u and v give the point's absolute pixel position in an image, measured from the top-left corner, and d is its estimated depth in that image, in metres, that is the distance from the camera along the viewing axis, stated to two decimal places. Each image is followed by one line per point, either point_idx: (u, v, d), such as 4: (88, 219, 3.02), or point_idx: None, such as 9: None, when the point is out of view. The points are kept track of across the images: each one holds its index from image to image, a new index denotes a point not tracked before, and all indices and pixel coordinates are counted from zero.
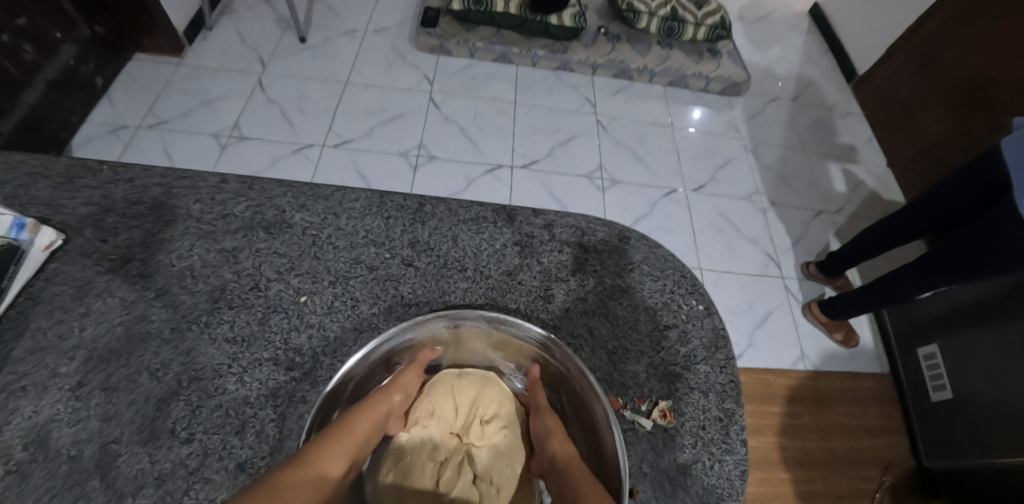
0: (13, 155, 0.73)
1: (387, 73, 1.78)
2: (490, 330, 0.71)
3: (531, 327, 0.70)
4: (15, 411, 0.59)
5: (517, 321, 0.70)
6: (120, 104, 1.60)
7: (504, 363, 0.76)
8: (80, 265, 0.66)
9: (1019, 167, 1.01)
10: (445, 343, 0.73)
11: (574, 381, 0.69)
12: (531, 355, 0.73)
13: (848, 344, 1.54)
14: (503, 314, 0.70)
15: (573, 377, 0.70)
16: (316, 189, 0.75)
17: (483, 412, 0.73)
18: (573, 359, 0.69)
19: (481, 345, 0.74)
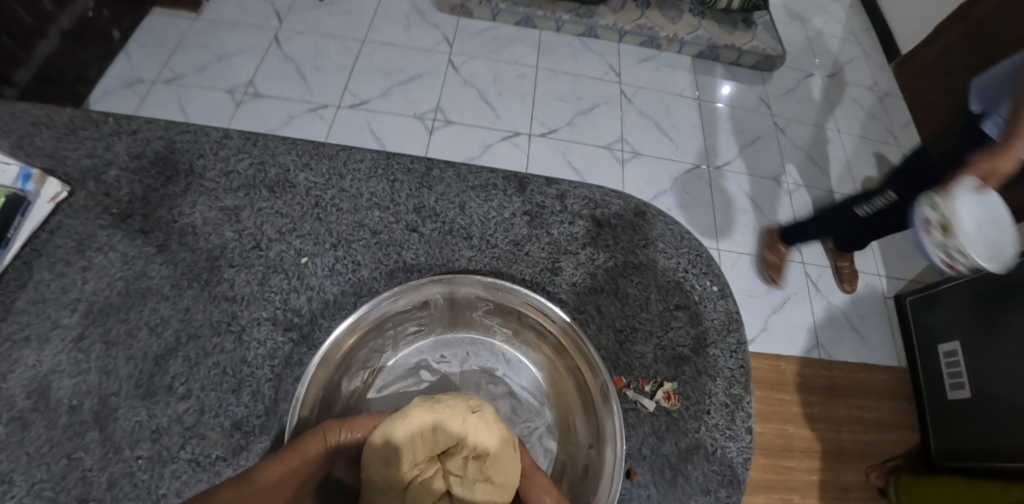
0: (19, 105, 0.72)
1: (406, 33, 1.72)
2: (485, 296, 0.64)
3: (531, 295, 0.62)
4: (17, 361, 0.59)
5: (515, 287, 0.63)
6: (137, 58, 1.59)
7: (501, 329, 0.69)
8: (82, 217, 0.66)
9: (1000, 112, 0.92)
10: (439, 309, 0.66)
11: (573, 355, 0.63)
12: (531, 324, 0.65)
13: (859, 346, 1.51)
14: (500, 280, 0.63)
15: (571, 349, 0.63)
16: (322, 148, 0.73)
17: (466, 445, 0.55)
18: (571, 331, 0.62)
19: (478, 312, 0.67)
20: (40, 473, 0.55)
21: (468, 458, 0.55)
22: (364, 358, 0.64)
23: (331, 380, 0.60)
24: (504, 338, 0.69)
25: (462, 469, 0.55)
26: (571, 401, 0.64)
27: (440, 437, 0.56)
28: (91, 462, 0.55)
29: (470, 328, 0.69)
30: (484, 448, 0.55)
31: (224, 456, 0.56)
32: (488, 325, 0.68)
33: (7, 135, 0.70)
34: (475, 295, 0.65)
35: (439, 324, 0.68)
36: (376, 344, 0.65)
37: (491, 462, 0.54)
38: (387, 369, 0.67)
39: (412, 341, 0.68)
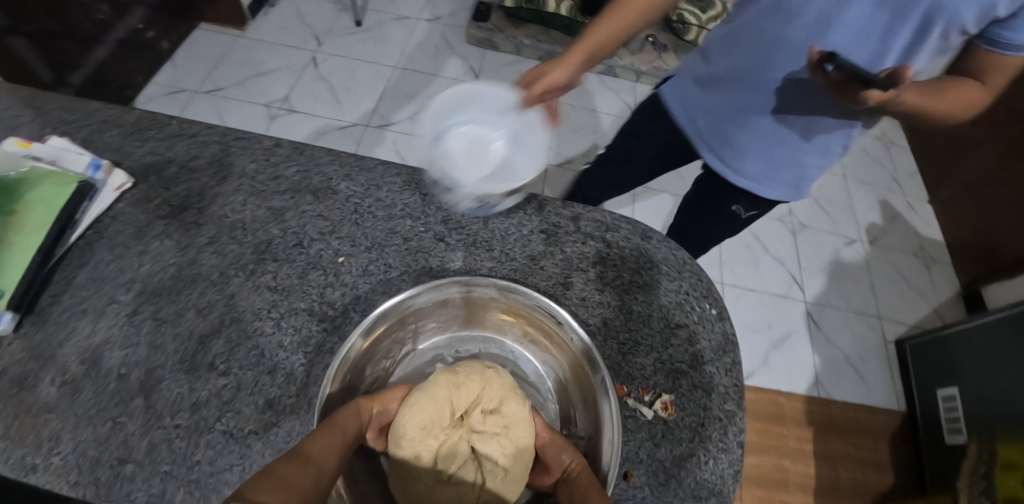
0: (102, 111, 0.82)
1: (435, 61, 1.82)
2: (500, 299, 0.70)
3: (543, 298, 0.67)
4: (74, 330, 0.66)
5: (530, 292, 0.68)
6: (181, 68, 1.69)
7: (512, 329, 0.73)
8: (141, 208, 0.74)
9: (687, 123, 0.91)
10: (456, 307, 0.71)
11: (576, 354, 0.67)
12: (540, 325, 0.70)
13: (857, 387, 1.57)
14: (515, 284, 0.69)
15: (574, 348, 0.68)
16: (361, 160, 0.79)
17: (484, 402, 0.65)
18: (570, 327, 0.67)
19: (491, 312, 0.71)
20: (86, 433, 0.61)
21: (486, 411, 0.65)
22: (384, 352, 0.69)
23: (353, 371, 0.65)
24: (514, 337, 0.73)
25: (483, 422, 0.64)
26: (573, 395, 0.69)
27: (464, 393, 0.65)
28: (133, 427, 0.61)
29: (483, 325, 0.74)
30: (497, 401, 0.65)
31: (256, 430, 0.61)
32: (499, 325, 0.73)
33: (86, 133, 0.81)
34: (491, 297, 0.70)
35: (455, 320, 0.73)
36: (398, 336, 0.70)
37: (506, 411, 0.64)
38: (406, 358, 0.72)
39: (431, 336, 0.73)
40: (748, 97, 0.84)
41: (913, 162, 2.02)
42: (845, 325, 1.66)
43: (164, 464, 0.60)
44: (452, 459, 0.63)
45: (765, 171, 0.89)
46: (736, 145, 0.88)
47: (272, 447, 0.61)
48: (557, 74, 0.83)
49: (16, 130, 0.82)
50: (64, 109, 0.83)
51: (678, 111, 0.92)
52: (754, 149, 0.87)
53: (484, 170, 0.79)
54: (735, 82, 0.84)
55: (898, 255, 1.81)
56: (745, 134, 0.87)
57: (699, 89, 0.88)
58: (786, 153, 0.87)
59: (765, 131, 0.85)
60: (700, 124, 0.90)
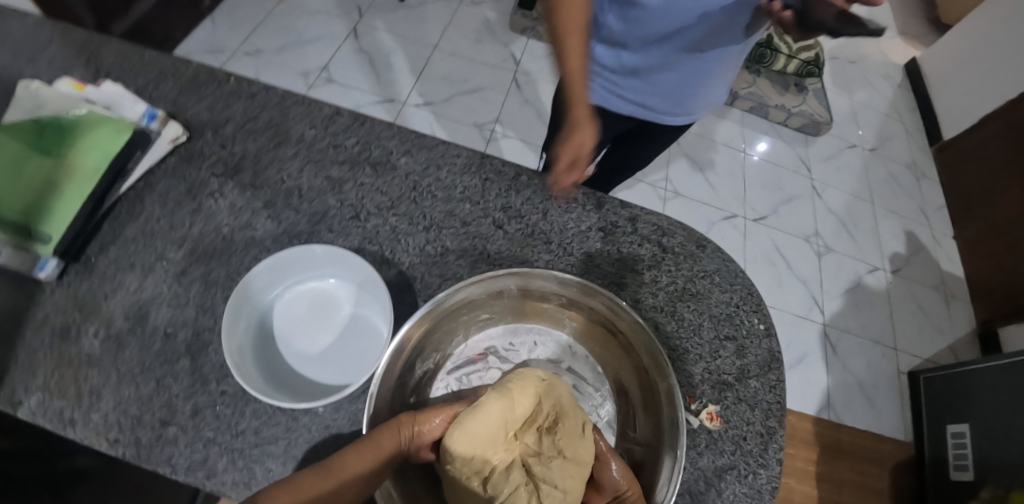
0: (162, 63, 0.81)
1: (475, 45, 1.78)
2: (564, 293, 0.68)
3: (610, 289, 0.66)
4: (121, 284, 0.64)
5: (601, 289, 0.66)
6: (222, 28, 1.67)
7: (570, 323, 0.71)
8: (196, 164, 0.72)
9: (636, 105, 0.88)
10: (512, 299, 0.69)
11: (642, 353, 0.66)
12: (599, 322, 0.69)
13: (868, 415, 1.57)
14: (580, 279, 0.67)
15: (641, 348, 0.66)
16: (422, 138, 0.76)
17: (540, 420, 0.62)
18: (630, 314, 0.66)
19: (550, 305, 0.70)
20: (128, 391, 0.59)
21: (543, 430, 0.63)
22: (441, 337, 0.67)
23: (411, 357, 0.63)
24: (570, 333, 0.71)
25: (539, 443, 0.62)
26: (634, 399, 0.67)
27: (518, 412, 0.61)
28: (177, 389, 0.59)
29: (538, 318, 0.71)
30: (554, 419, 0.62)
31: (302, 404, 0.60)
32: (557, 317, 0.70)
33: (143, 83, 0.79)
34: (551, 290, 0.68)
35: (510, 313, 0.70)
36: (448, 328, 0.67)
37: (564, 438, 0.61)
38: (458, 349, 0.68)
39: (484, 326, 0.70)
40: (692, 67, 0.80)
41: (941, 196, 2.01)
42: (861, 351, 1.66)
43: (207, 430, 0.58)
44: (507, 480, 0.60)
45: (722, 90, 0.90)
46: (694, 99, 0.87)
47: (320, 422, 0.59)
48: (584, 138, 0.71)
49: (72, 74, 0.80)
50: (122, 57, 0.81)
51: (621, 104, 0.88)
52: (710, 91, 0.87)
53: (331, 335, 0.63)
54: (669, 66, 0.80)
55: (919, 287, 1.80)
56: (699, 90, 0.85)
57: (635, 79, 0.83)
58: (737, 69, 0.87)
59: (716, 77, 0.84)
60: (650, 102, 0.87)
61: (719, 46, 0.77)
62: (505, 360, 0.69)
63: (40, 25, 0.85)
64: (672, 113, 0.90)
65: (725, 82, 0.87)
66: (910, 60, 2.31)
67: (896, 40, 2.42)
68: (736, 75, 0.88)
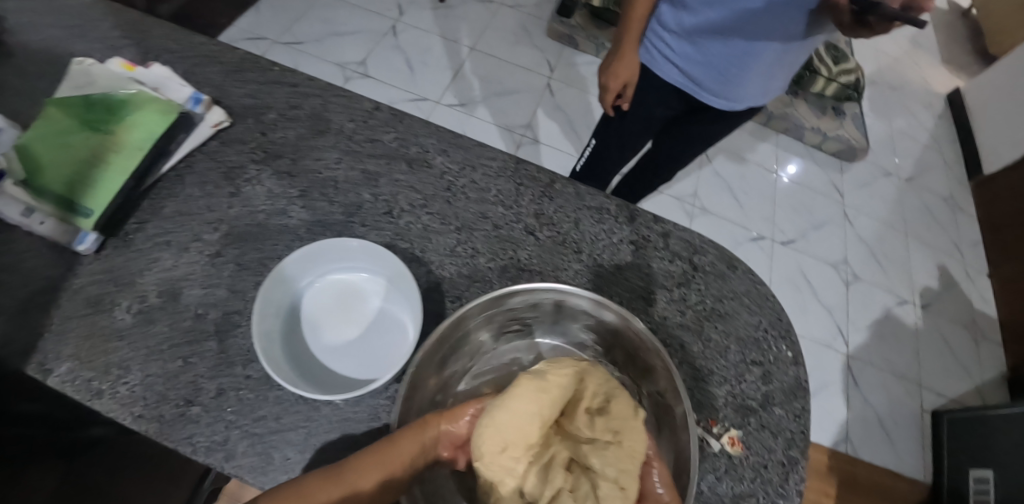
0: (208, 48, 0.82)
1: (512, 49, 1.79)
2: (588, 312, 0.65)
3: (630, 314, 0.63)
4: (155, 261, 0.65)
5: (628, 311, 0.63)
6: (264, 17, 1.70)
7: (593, 346, 0.68)
8: (235, 148, 0.73)
9: (680, 76, 0.97)
10: (544, 315, 0.67)
11: (661, 380, 0.62)
12: (623, 345, 0.66)
13: (888, 452, 1.53)
14: (605, 298, 0.64)
15: (660, 374, 0.62)
16: (460, 138, 0.76)
17: (586, 403, 0.59)
18: (647, 336, 0.62)
19: (576, 324, 0.67)
20: (155, 367, 0.60)
21: (593, 412, 0.59)
22: (462, 350, 0.65)
23: (436, 364, 0.62)
24: (593, 355, 0.68)
25: (591, 426, 0.58)
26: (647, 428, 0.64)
27: (555, 397, 0.57)
28: (202, 369, 0.60)
29: (563, 337, 0.69)
30: (603, 399, 0.59)
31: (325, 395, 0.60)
32: (582, 338, 0.68)
33: (189, 65, 0.80)
34: (580, 309, 0.65)
35: (540, 326, 0.68)
36: (478, 338, 0.66)
37: (618, 418, 0.58)
38: (482, 361, 0.67)
39: (512, 339, 0.68)
40: (740, 44, 0.89)
41: (978, 232, 1.96)
42: (885, 386, 1.61)
43: (229, 412, 0.58)
44: (545, 482, 0.55)
45: (762, 89, 0.98)
46: (735, 84, 0.95)
47: (340, 414, 0.59)
48: (623, 70, 0.98)
49: (122, 53, 0.82)
50: (170, 39, 0.83)
51: (668, 70, 0.97)
52: (752, 80, 0.94)
53: (354, 331, 0.63)
54: (720, 36, 0.89)
55: (948, 324, 1.75)
56: (742, 75, 0.93)
57: (688, 44, 0.93)
58: (780, 71, 0.95)
59: (759, 67, 0.92)
60: (694, 74, 0.95)
61: (772, 30, 0.85)
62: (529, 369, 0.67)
63: (95, 4, 0.87)
64: (713, 93, 0.97)
65: (769, 73, 0.94)
66: (954, 91, 2.26)
67: (941, 69, 2.37)
68: (780, 71, 0.95)
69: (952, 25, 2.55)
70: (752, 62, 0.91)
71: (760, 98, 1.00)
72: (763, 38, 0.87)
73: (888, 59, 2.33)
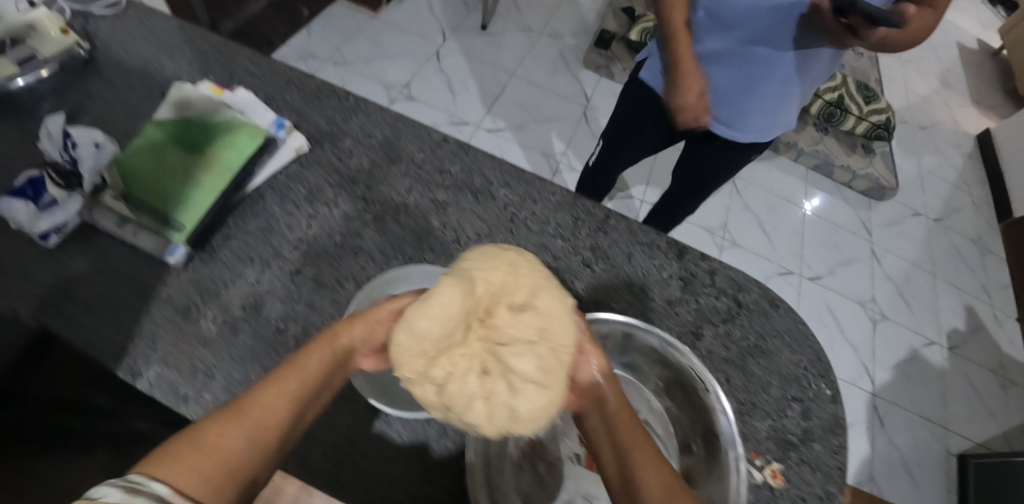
0: (286, 73, 0.88)
1: (551, 77, 1.84)
2: (656, 350, 0.70)
3: (698, 361, 0.68)
4: (239, 275, 0.70)
5: (691, 353, 0.68)
6: (315, 37, 1.78)
7: (655, 380, 0.73)
8: (314, 172, 0.78)
9: None
10: (613, 345, 0.72)
11: (715, 421, 0.67)
12: (684, 384, 0.70)
13: (911, 492, 1.53)
14: (674, 339, 0.69)
15: (714, 415, 0.67)
16: (522, 172, 0.81)
17: (510, 298, 0.62)
18: (707, 382, 0.67)
19: (643, 359, 0.72)
20: (239, 376, 0.64)
21: (516, 307, 0.62)
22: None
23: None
24: (655, 388, 0.73)
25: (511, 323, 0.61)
26: (698, 464, 0.69)
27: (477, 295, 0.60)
28: None
29: (630, 367, 0.74)
30: (529, 296, 0.62)
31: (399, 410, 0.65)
32: (646, 372, 0.73)
33: (270, 90, 0.86)
34: (648, 346, 0.70)
35: (610, 353, 0.73)
36: None
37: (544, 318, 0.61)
38: None
39: None
40: (743, 68, 0.87)
41: (1006, 275, 1.96)
42: (910, 426, 1.62)
43: (308, 422, 0.63)
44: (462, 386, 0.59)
45: (770, 121, 0.94)
46: (739, 113, 0.93)
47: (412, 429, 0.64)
48: (688, 86, 0.88)
49: (207, 75, 0.87)
50: (251, 63, 0.89)
51: None
52: (758, 112, 0.92)
53: None
54: (722, 61, 0.88)
55: (975, 366, 1.75)
56: (745, 100, 0.91)
57: None
58: (789, 101, 0.91)
59: (764, 98, 0.90)
60: None
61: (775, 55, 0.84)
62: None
63: (181, 27, 0.93)
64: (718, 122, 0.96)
65: (777, 105, 0.91)
66: (984, 132, 2.27)
67: (971, 109, 2.39)
68: (789, 104, 0.92)
69: (983, 65, 2.57)
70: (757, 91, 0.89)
71: (769, 133, 0.97)
72: (766, 65, 0.85)
73: (918, 97, 2.36)
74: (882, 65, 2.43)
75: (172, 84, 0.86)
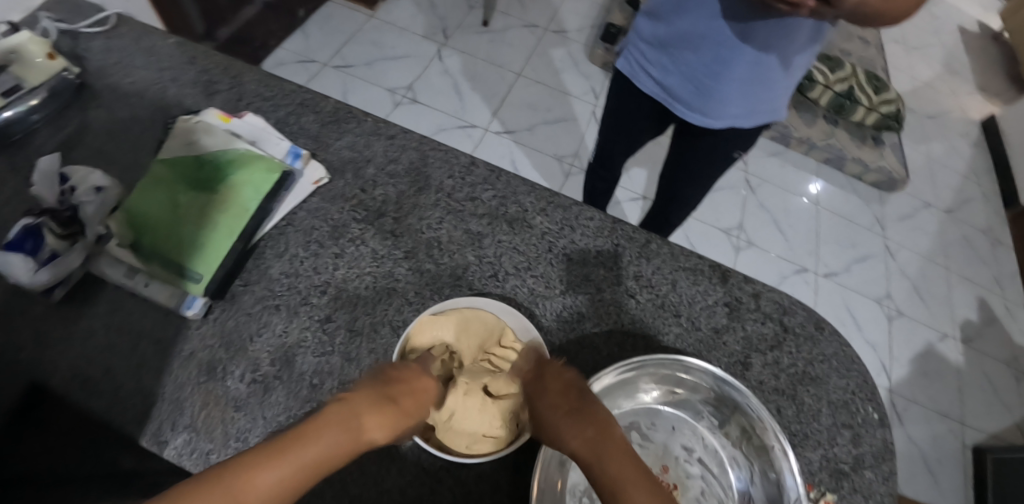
0: (298, 93, 0.82)
1: (557, 75, 1.79)
2: (710, 388, 0.66)
3: (756, 400, 0.64)
4: (266, 325, 0.66)
5: (748, 390, 0.64)
6: (313, 39, 1.71)
7: (709, 416, 0.69)
8: (337, 205, 0.73)
9: (659, 86, 0.93)
10: (665, 382, 0.68)
11: (778, 463, 0.63)
12: (742, 423, 0.66)
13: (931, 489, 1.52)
14: (730, 377, 0.65)
15: (778, 457, 0.63)
16: (557, 197, 0.77)
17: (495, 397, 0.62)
18: (767, 422, 0.63)
19: (696, 397, 0.68)
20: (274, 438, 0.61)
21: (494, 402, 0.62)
22: None
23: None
24: (709, 425, 0.69)
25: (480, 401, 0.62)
26: None
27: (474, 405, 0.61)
28: None
29: (681, 403, 0.70)
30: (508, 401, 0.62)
31: (447, 467, 0.61)
32: (698, 408, 0.69)
33: (282, 114, 0.80)
34: (703, 384, 0.67)
35: (662, 391, 0.69)
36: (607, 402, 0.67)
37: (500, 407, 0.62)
38: None
39: (633, 400, 0.69)
40: (709, 49, 0.84)
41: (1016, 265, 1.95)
42: (927, 422, 1.61)
43: (351, 486, 0.60)
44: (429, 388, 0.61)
45: (747, 107, 0.88)
46: (709, 98, 0.88)
47: (462, 488, 0.60)
48: None
49: (213, 98, 0.81)
50: (260, 83, 0.82)
51: (648, 82, 0.95)
52: (730, 96, 0.87)
53: None
54: (687, 43, 0.85)
55: (989, 359, 1.75)
56: (717, 85, 0.86)
57: (662, 54, 0.90)
58: (766, 86, 0.86)
59: (734, 82, 0.85)
60: (672, 86, 0.91)
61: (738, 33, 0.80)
62: (646, 437, 0.68)
63: (180, 44, 0.86)
64: (688, 107, 0.92)
65: (748, 90, 0.86)
66: (991, 118, 2.25)
67: (977, 95, 2.36)
68: (765, 91, 0.86)
69: (986, 50, 2.54)
70: (724, 72, 0.85)
71: (749, 121, 0.91)
72: (730, 43, 0.81)
73: (924, 84, 2.33)
74: (888, 52, 2.39)
75: (177, 112, 0.80)
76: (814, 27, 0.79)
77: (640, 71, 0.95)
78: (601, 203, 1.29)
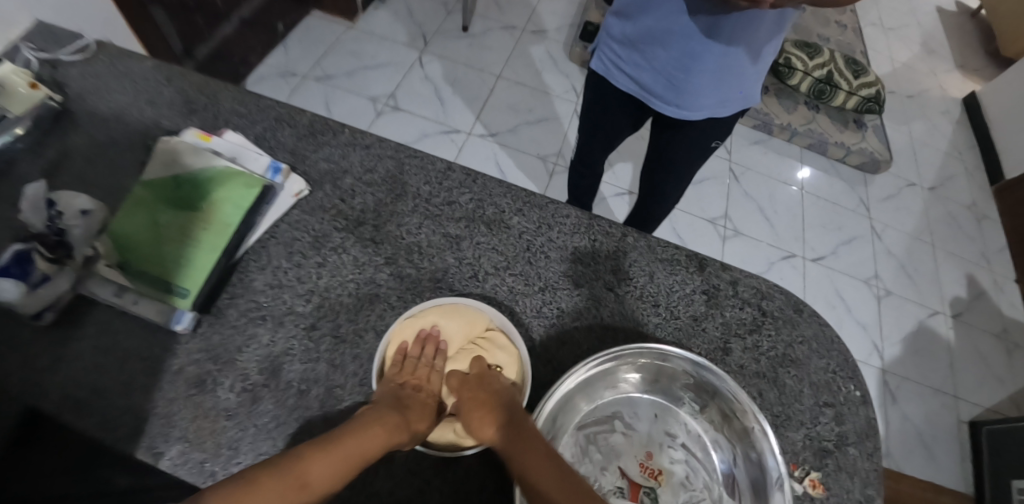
0: (276, 108, 0.83)
1: (538, 76, 1.80)
2: (689, 374, 0.68)
3: (733, 382, 0.65)
4: (252, 337, 0.67)
5: (725, 374, 0.65)
6: (294, 54, 1.73)
7: (690, 402, 0.70)
8: (317, 216, 0.74)
9: (633, 82, 0.95)
10: (645, 370, 0.70)
11: (758, 443, 0.64)
12: (722, 406, 0.68)
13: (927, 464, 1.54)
14: (707, 361, 0.67)
15: (758, 437, 0.64)
16: (533, 197, 0.78)
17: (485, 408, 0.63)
18: (745, 403, 0.65)
19: (676, 383, 0.70)
20: (265, 446, 0.62)
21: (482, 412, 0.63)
22: (564, 417, 0.67)
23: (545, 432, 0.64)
24: (691, 411, 0.70)
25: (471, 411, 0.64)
26: (742, 489, 0.66)
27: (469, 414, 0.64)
28: None
29: (662, 391, 0.71)
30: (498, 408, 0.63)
31: (435, 465, 0.62)
32: (679, 394, 0.70)
33: (261, 129, 0.81)
34: (682, 371, 0.68)
35: (643, 379, 0.71)
36: (588, 392, 0.69)
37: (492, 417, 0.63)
38: (585, 411, 0.69)
39: (615, 390, 0.70)
40: (677, 42, 0.85)
41: (1002, 239, 1.97)
42: (921, 399, 1.63)
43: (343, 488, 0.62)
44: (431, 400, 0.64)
45: (720, 96, 0.90)
46: (682, 90, 0.89)
47: (450, 486, 0.62)
48: None
49: (192, 118, 0.82)
50: (237, 101, 0.84)
51: (622, 80, 0.96)
52: (702, 86, 0.88)
53: None
54: (656, 38, 0.87)
55: (979, 333, 1.77)
56: (689, 78, 0.88)
57: (633, 51, 0.92)
58: (736, 76, 0.87)
59: (705, 72, 0.86)
60: (646, 81, 0.93)
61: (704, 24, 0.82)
62: (630, 426, 0.70)
63: (157, 66, 0.87)
64: (662, 100, 0.93)
65: (720, 80, 0.87)
66: (970, 96, 2.27)
67: (955, 74, 2.38)
68: (736, 79, 0.87)
69: (963, 28, 2.56)
70: (693, 64, 0.86)
71: (723, 110, 0.92)
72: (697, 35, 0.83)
73: (903, 66, 2.35)
74: (865, 35, 2.42)
75: (157, 133, 0.81)
76: (777, 14, 0.81)
77: (613, 70, 0.97)
78: (585, 200, 1.31)
